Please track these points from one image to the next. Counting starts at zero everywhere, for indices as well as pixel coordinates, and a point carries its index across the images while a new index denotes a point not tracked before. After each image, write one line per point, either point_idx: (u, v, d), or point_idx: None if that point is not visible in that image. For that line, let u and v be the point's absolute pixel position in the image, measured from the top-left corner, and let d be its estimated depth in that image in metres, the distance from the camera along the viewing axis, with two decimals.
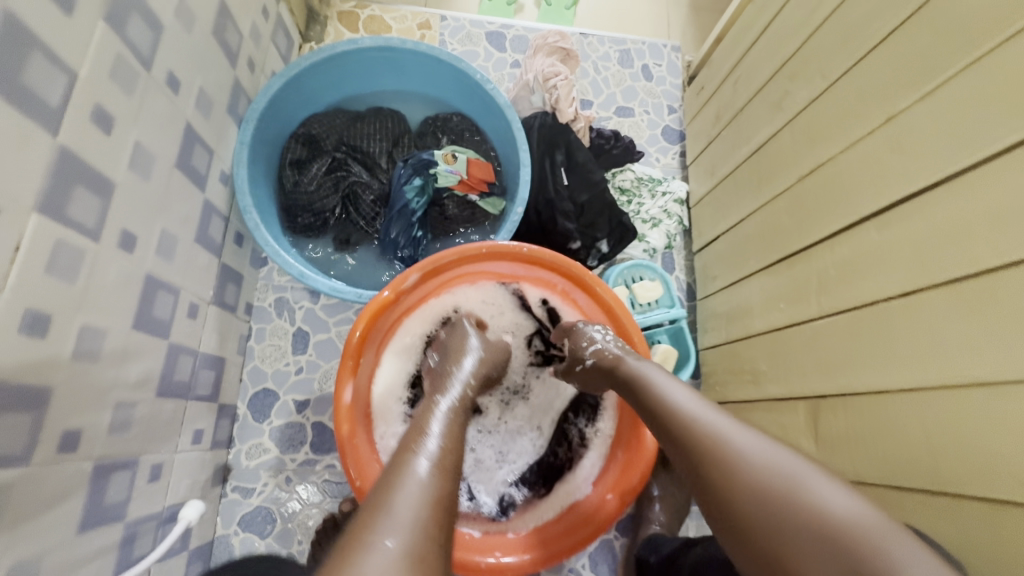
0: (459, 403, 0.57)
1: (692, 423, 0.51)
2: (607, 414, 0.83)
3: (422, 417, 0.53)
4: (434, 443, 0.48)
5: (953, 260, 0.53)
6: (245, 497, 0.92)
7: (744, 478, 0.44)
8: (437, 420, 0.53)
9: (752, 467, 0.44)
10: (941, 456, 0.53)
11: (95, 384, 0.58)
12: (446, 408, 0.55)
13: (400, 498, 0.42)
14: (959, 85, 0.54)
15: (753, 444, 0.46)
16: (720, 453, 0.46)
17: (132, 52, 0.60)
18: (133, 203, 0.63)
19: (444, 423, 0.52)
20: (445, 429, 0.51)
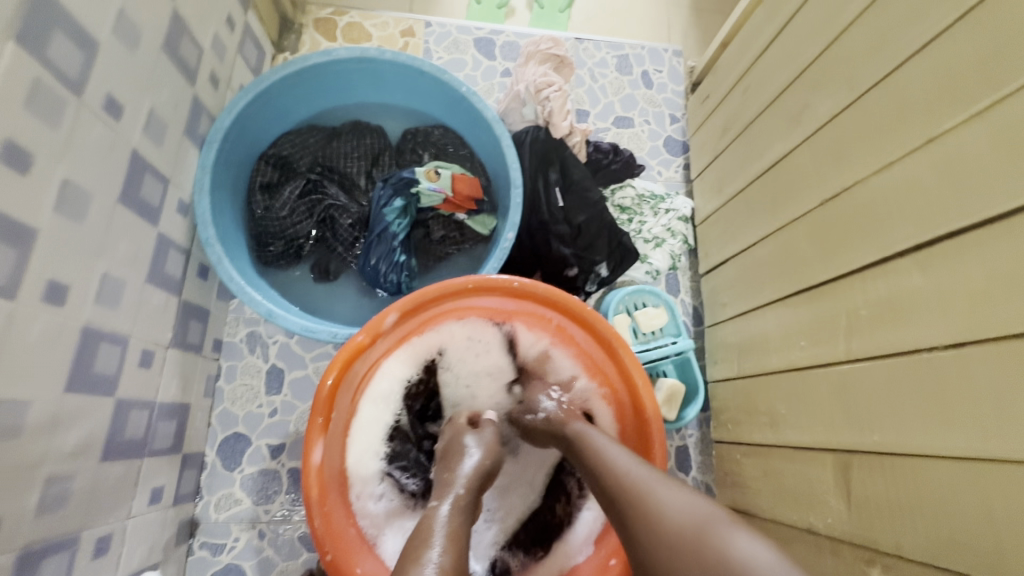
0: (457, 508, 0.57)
1: (630, 480, 0.53)
2: None
3: (421, 535, 0.52)
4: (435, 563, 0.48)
5: (1014, 311, 0.45)
6: (215, 555, 0.84)
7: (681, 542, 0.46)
8: (438, 537, 0.52)
9: (681, 529, 0.47)
10: (1003, 542, 0.45)
11: (14, 463, 0.50)
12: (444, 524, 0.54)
13: None
14: (1019, 104, 0.46)
15: (678, 503, 0.49)
16: (653, 516, 0.49)
17: (54, 75, 0.52)
18: (62, 249, 0.55)
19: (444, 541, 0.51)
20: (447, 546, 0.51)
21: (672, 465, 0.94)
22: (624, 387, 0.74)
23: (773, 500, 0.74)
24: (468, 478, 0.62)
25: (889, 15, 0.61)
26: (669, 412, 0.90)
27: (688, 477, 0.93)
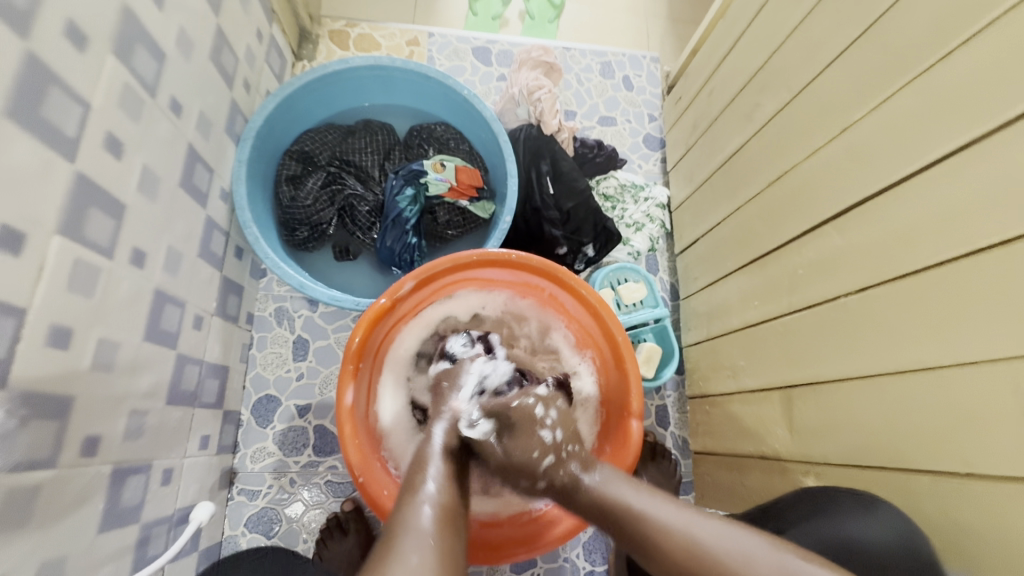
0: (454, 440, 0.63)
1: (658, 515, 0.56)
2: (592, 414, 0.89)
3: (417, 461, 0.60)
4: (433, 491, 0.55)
5: (902, 258, 0.59)
6: (251, 499, 0.95)
7: (693, 554, 0.53)
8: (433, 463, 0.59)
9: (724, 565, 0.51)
10: (896, 437, 0.58)
11: (110, 393, 0.62)
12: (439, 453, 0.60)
13: (411, 549, 0.48)
14: (904, 100, 0.60)
15: (720, 539, 0.53)
16: (686, 547, 0.53)
17: (139, 81, 0.65)
18: (142, 223, 0.67)
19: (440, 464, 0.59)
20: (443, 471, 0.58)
21: (652, 420, 1.07)
22: (608, 346, 0.85)
23: (736, 437, 0.87)
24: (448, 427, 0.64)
25: (817, 30, 0.75)
26: (647, 370, 1.02)
27: (667, 432, 1.06)
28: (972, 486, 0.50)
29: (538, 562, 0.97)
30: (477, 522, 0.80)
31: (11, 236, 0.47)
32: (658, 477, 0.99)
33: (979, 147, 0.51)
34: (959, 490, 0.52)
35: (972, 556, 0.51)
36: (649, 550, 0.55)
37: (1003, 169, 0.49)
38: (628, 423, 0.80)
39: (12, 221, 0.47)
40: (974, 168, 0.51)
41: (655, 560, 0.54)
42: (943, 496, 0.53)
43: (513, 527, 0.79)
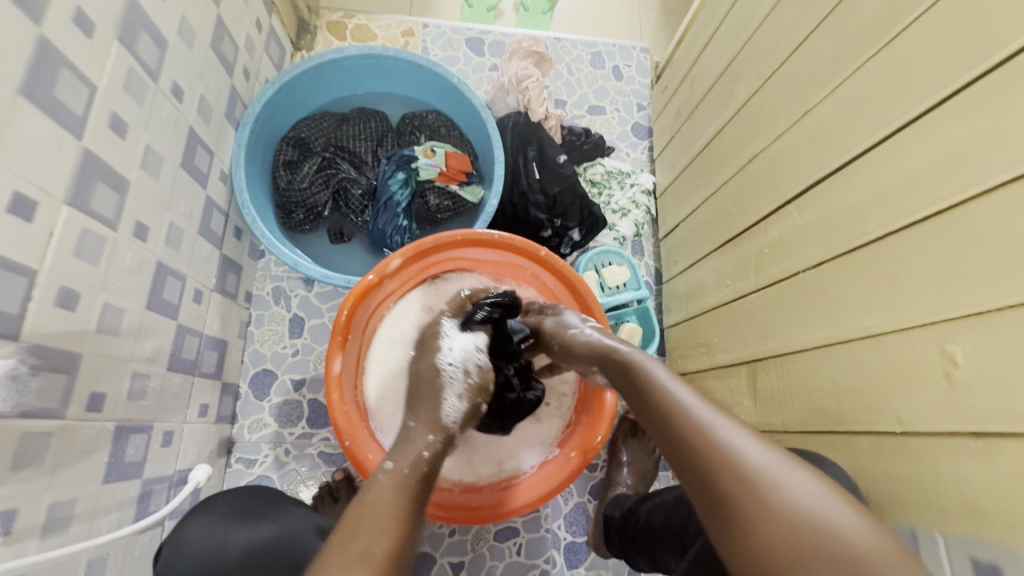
0: (408, 475, 0.52)
1: (692, 418, 0.46)
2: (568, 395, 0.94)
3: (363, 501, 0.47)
4: (375, 527, 0.44)
5: (851, 234, 0.62)
6: (248, 468, 1.01)
7: (730, 457, 0.42)
8: (382, 496, 0.48)
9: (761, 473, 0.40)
10: (843, 400, 0.62)
11: (115, 356, 0.67)
12: (389, 486, 0.49)
13: None
14: (856, 84, 0.63)
15: (757, 448, 0.42)
16: (722, 450, 0.42)
17: (142, 66, 0.69)
18: (145, 199, 0.72)
19: (392, 500, 0.48)
20: (392, 505, 0.48)
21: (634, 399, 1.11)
22: None
23: None
24: (432, 447, 0.58)
25: (784, 18, 0.78)
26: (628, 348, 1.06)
27: None
28: (906, 443, 0.54)
29: (520, 531, 1.02)
30: (458, 488, 0.85)
31: (24, 204, 0.52)
32: (638, 454, 1.04)
33: (916, 126, 0.55)
34: (894, 447, 0.55)
35: (906, 510, 0.55)
36: (682, 455, 0.45)
37: (936, 146, 0.52)
38: (602, 396, 0.84)
39: (24, 191, 0.52)
40: (912, 147, 0.55)
41: (684, 461, 0.44)
42: (882, 455, 0.57)
43: (493, 493, 0.84)
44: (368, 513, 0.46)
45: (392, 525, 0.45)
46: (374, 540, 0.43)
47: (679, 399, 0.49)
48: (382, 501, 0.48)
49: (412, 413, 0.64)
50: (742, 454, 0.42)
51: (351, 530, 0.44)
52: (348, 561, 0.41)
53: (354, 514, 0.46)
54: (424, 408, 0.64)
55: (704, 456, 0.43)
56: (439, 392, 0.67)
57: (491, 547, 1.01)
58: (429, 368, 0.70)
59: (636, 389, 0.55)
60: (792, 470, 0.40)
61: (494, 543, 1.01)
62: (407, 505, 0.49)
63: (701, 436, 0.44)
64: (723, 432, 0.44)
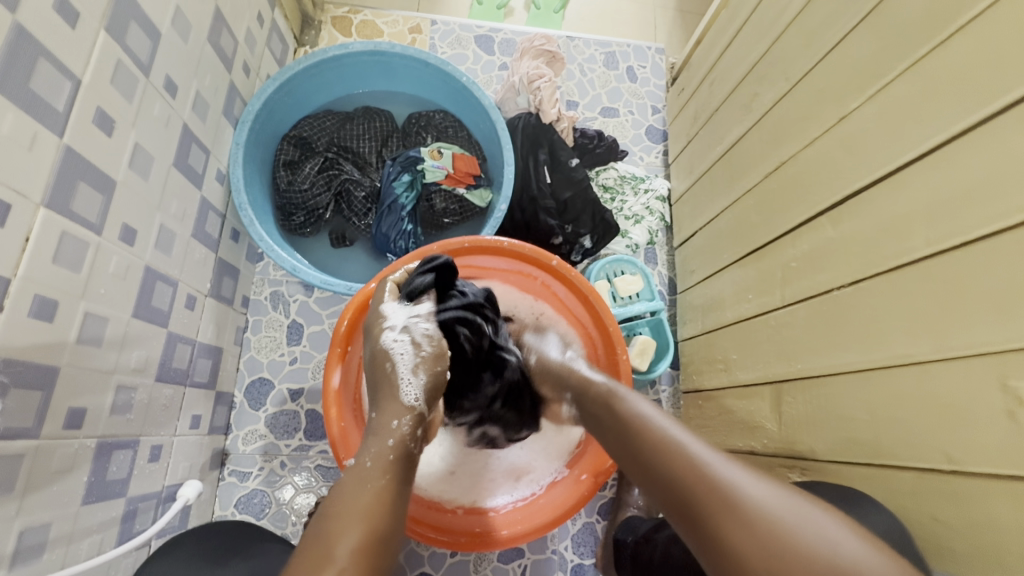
0: (376, 465, 0.50)
1: (681, 452, 0.47)
2: None
3: (337, 494, 0.47)
4: (355, 521, 0.44)
5: (893, 252, 0.57)
6: (242, 481, 0.96)
7: (725, 495, 0.42)
8: (355, 488, 0.48)
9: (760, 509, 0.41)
10: (883, 432, 0.57)
11: (97, 368, 0.63)
12: (354, 474, 0.49)
13: None
14: (900, 88, 0.58)
15: (751, 484, 0.42)
16: (718, 488, 0.43)
17: (132, 58, 0.65)
18: (133, 201, 0.67)
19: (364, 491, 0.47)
20: (369, 496, 0.47)
21: None
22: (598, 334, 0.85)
23: (727, 432, 0.86)
24: (399, 433, 0.54)
25: (818, 17, 0.73)
26: (641, 363, 1.01)
27: None
28: (957, 484, 0.49)
29: (525, 552, 0.97)
30: (463, 509, 0.81)
31: None
32: None
33: (971, 135, 0.50)
34: (942, 488, 0.51)
35: (956, 558, 0.50)
36: (676, 491, 0.45)
37: (998, 157, 0.47)
38: None
39: None
40: (967, 158, 0.50)
41: (681, 496, 0.45)
42: (928, 494, 0.52)
43: (502, 516, 0.79)
44: (345, 505, 0.46)
45: (369, 516, 0.45)
46: (349, 533, 0.43)
47: (666, 436, 0.50)
48: (356, 492, 0.47)
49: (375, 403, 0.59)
50: (739, 490, 0.42)
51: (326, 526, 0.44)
52: (320, 550, 0.42)
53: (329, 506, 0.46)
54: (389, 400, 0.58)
55: (698, 493, 0.44)
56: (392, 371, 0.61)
57: (494, 568, 0.96)
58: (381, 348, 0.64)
59: (621, 430, 0.56)
60: (789, 506, 0.41)
61: (498, 564, 0.96)
62: (381, 503, 0.47)
63: (697, 475, 0.45)
64: (719, 469, 0.44)
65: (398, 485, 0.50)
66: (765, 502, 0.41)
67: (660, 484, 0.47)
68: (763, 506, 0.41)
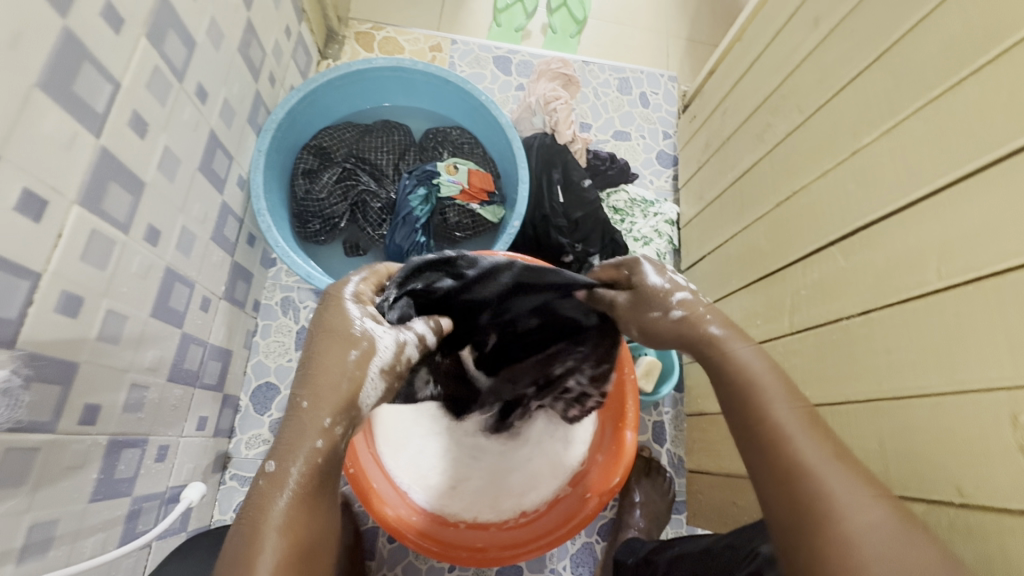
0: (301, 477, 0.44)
1: (783, 445, 0.46)
2: (589, 422, 0.88)
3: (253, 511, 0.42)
4: (277, 534, 0.41)
5: (903, 285, 0.59)
6: (242, 486, 0.96)
7: (834, 510, 0.41)
8: (274, 504, 0.43)
9: (867, 534, 0.39)
10: (893, 464, 0.58)
11: (114, 366, 0.63)
12: (274, 484, 0.44)
13: None
14: (912, 127, 0.61)
15: (862, 507, 0.41)
16: (825, 503, 0.41)
17: (169, 65, 0.67)
18: (159, 201, 0.69)
19: (286, 507, 0.43)
20: (289, 513, 0.43)
21: (649, 436, 1.07)
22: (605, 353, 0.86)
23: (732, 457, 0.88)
24: (324, 433, 0.46)
25: (832, 54, 0.76)
26: (646, 385, 1.02)
27: (663, 448, 1.06)
28: (963, 516, 0.50)
29: (524, 571, 0.96)
30: (465, 523, 0.80)
31: (32, 202, 0.49)
32: (653, 495, 0.99)
33: (979, 177, 0.52)
34: (950, 519, 0.51)
35: None
36: (790, 486, 0.44)
37: (1008, 197, 0.49)
38: (621, 434, 0.80)
39: (34, 189, 0.49)
40: (977, 198, 0.52)
41: (791, 490, 0.43)
42: (934, 525, 0.53)
43: (503, 533, 0.79)
44: (261, 515, 0.42)
45: (290, 529, 0.42)
46: (266, 550, 0.40)
47: (778, 421, 0.47)
48: (275, 509, 0.43)
49: (304, 386, 0.48)
50: (848, 513, 0.40)
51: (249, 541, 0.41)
52: (241, 564, 0.40)
53: (246, 516, 0.42)
54: (321, 380, 0.49)
55: (806, 501, 0.42)
56: (363, 361, 0.51)
57: None
58: (340, 323, 0.53)
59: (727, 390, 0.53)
60: (894, 533, 0.39)
61: None
62: (296, 507, 0.43)
63: (803, 474, 0.44)
64: (831, 477, 0.43)
65: (321, 490, 0.45)
66: (873, 530, 0.39)
67: (767, 465, 0.46)
68: (873, 533, 0.39)
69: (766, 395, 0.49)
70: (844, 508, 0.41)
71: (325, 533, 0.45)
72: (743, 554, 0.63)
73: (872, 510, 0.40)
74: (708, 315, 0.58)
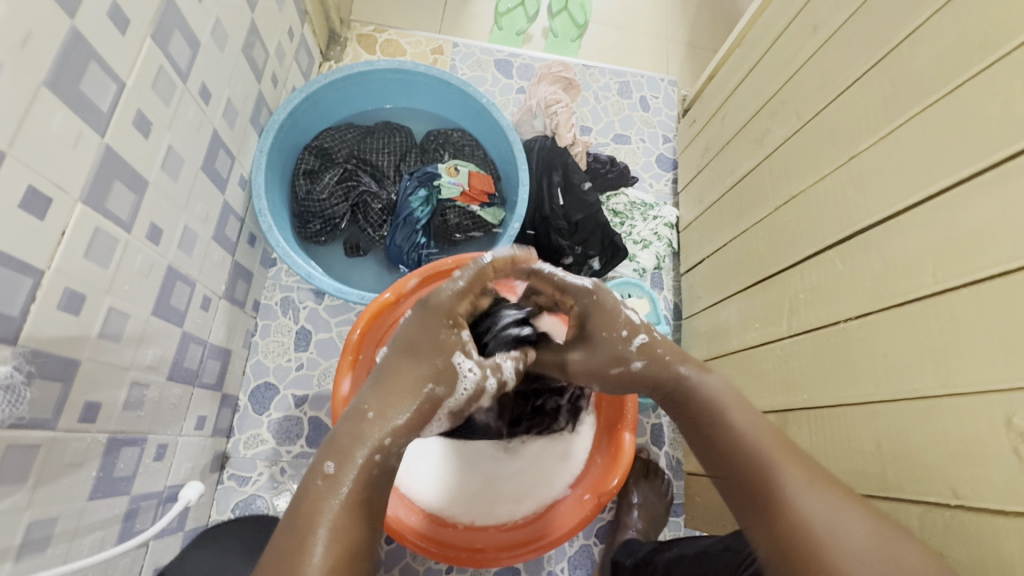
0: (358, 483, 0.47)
1: (761, 474, 0.49)
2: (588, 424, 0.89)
3: (309, 510, 0.45)
4: (327, 535, 0.44)
5: (900, 288, 0.59)
6: (240, 485, 0.96)
7: (822, 530, 0.43)
8: (330, 506, 0.45)
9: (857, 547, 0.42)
10: (890, 467, 0.58)
11: (115, 364, 0.63)
12: (333, 487, 0.46)
13: None
14: (909, 132, 0.61)
15: (846, 521, 0.43)
16: (814, 526, 0.44)
17: (173, 66, 0.67)
18: (162, 200, 0.69)
19: (341, 509, 0.46)
20: (342, 514, 0.46)
21: (647, 438, 1.07)
22: None
23: None
24: (389, 446, 0.50)
25: (831, 60, 0.77)
26: (644, 387, 1.03)
27: (661, 451, 1.06)
28: (959, 519, 0.50)
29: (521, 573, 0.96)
30: (463, 525, 0.80)
31: (37, 200, 0.50)
32: (650, 496, 0.99)
33: (975, 182, 0.52)
34: (946, 521, 0.51)
35: None
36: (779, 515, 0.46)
37: (1005, 202, 0.49)
38: (619, 435, 0.81)
39: (39, 186, 0.50)
40: (973, 203, 0.52)
41: (781, 518, 0.45)
42: (931, 527, 0.53)
43: (502, 534, 0.79)
44: (317, 513, 0.45)
45: (341, 529, 0.45)
46: (319, 547, 0.43)
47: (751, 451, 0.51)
48: (330, 510, 0.45)
49: (372, 400, 0.52)
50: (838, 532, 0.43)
51: (303, 538, 0.44)
52: (294, 562, 0.42)
53: (300, 513, 0.45)
54: (388, 395, 0.52)
55: (797, 528, 0.44)
56: (438, 398, 0.55)
57: None
58: (424, 348, 0.56)
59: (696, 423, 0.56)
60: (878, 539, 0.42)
61: None
62: (350, 509, 0.46)
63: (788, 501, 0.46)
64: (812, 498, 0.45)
65: (371, 495, 0.48)
66: (862, 543, 0.42)
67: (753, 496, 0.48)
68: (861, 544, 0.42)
69: (735, 426, 0.53)
70: (824, 530, 0.43)
71: (373, 535, 0.48)
72: (742, 557, 0.64)
73: (855, 521, 0.43)
74: (669, 357, 0.60)
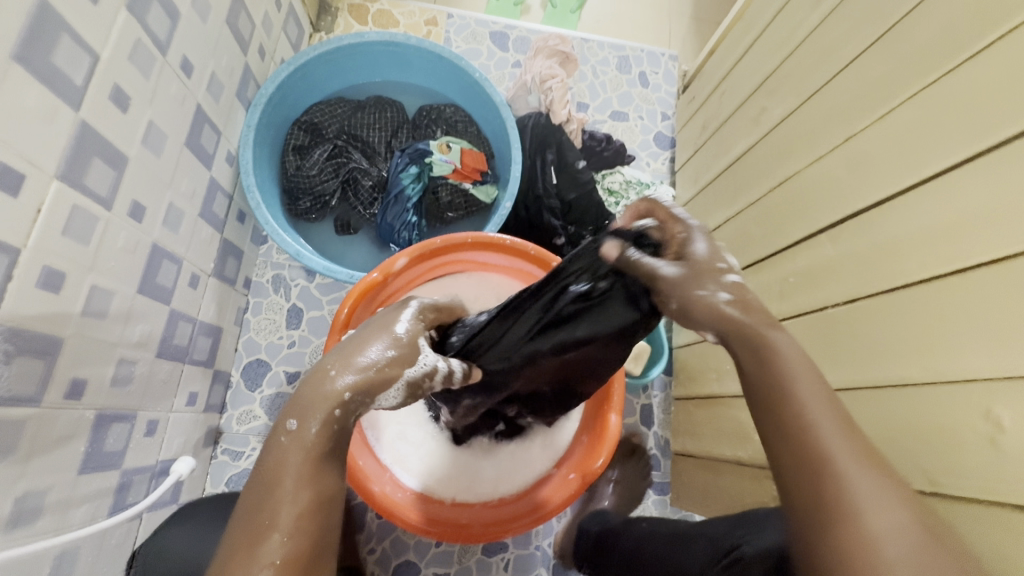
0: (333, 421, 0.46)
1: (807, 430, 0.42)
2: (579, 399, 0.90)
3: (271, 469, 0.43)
4: (296, 480, 0.43)
5: (886, 274, 0.59)
6: (234, 460, 0.98)
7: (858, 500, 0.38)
8: (292, 454, 0.44)
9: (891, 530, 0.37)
10: None
11: (101, 341, 0.63)
12: (302, 434, 0.45)
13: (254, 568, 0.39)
14: (906, 114, 0.59)
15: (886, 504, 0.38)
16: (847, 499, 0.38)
17: (151, 37, 0.65)
18: (144, 176, 0.68)
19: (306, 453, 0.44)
20: (311, 460, 0.44)
21: (636, 419, 1.09)
22: None
23: (715, 441, 0.89)
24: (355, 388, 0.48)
25: (831, 35, 0.74)
26: (634, 368, 1.03)
27: (650, 430, 1.08)
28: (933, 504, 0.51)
29: (509, 546, 0.97)
30: (448, 501, 0.81)
31: (11, 176, 0.49)
32: (632, 476, 1.03)
33: (965, 167, 0.51)
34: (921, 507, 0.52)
35: None
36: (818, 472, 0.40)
37: (995, 188, 0.48)
38: (606, 416, 0.81)
39: (12, 163, 0.49)
40: (964, 188, 0.51)
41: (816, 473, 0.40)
42: None
43: (487, 511, 0.80)
44: (280, 466, 0.43)
45: (307, 480, 0.43)
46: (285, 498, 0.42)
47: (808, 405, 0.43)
48: (291, 458, 0.44)
49: (334, 355, 0.50)
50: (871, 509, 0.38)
51: (266, 491, 0.42)
52: (269, 512, 0.41)
53: (262, 470, 0.44)
54: (348, 351, 0.50)
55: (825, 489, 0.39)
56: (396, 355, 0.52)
57: (478, 561, 0.97)
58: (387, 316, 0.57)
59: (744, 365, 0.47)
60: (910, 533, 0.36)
61: (481, 557, 0.97)
62: (313, 456, 0.44)
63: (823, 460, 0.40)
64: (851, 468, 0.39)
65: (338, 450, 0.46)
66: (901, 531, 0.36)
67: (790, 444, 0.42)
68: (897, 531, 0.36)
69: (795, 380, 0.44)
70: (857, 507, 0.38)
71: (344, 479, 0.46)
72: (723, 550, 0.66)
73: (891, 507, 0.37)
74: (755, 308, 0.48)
